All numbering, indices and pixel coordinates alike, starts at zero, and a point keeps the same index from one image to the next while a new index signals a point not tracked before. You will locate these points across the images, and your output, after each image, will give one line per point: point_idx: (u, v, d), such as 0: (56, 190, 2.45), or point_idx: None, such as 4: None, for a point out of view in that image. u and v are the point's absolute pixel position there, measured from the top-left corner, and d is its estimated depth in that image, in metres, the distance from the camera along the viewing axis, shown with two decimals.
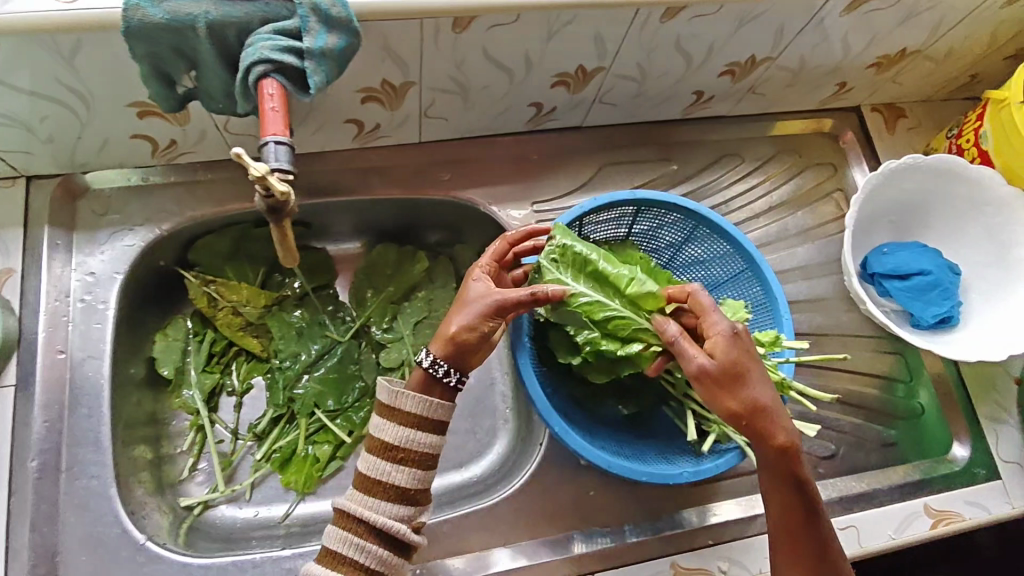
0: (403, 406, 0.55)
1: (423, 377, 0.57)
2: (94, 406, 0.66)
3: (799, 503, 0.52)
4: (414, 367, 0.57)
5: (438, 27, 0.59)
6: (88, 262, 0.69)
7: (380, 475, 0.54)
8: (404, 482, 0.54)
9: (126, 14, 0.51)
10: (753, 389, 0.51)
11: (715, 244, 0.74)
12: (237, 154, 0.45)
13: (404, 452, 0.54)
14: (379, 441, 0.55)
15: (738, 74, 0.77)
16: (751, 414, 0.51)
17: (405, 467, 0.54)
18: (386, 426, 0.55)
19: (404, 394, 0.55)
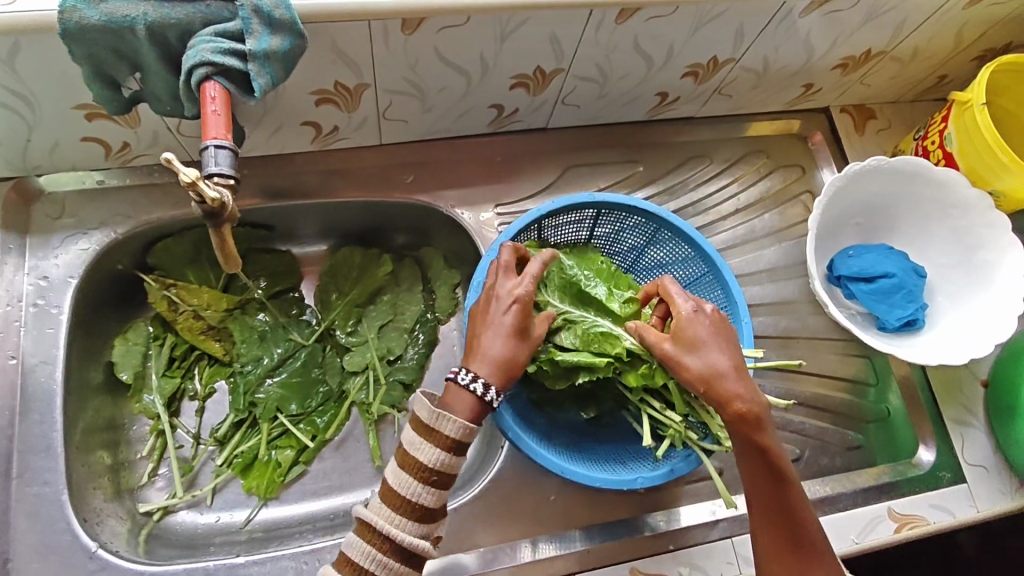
0: (443, 428, 0.51)
1: (473, 404, 0.53)
2: (47, 412, 0.64)
3: (765, 469, 0.52)
4: (463, 392, 0.53)
5: (386, 28, 0.58)
6: (42, 265, 0.68)
7: (406, 492, 0.51)
8: (429, 503, 0.51)
9: (63, 16, 0.50)
10: (714, 358, 0.53)
11: (677, 247, 0.73)
12: (167, 159, 0.44)
13: (438, 475, 0.51)
14: (413, 459, 0.51)
15: (701, 76, 0.77)
16: (709, 381, 0.53)
17: (434, 489, 0.51)
18: (422, 445, 0.51)
19: (447, 415, 0.51)
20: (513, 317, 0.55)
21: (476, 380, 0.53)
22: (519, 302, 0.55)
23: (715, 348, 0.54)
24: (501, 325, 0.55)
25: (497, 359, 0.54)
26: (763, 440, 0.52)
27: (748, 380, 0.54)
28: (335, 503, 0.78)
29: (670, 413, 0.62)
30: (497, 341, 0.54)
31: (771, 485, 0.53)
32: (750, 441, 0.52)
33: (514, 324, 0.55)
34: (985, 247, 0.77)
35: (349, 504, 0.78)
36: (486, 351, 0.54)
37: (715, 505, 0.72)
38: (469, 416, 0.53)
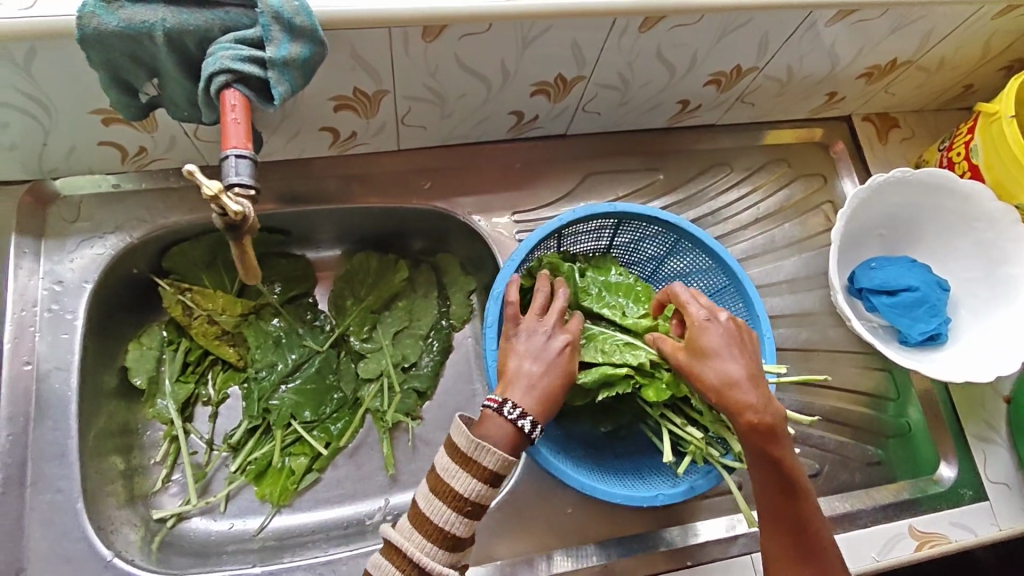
0: (480, 458, 0.49)
1: (513, 435, 0.51)
2: (61, 419, 0.63)
3: (779, 481, 0.51)
4: (504, 422, 0.51)
5: (407, 36, 0.57)
6: (57, 270, 0.67)
7: (438, 518, 0.49)
8: (460, 533, 0.49)
9: (80, 22, 0.49)
10: (727, 366, 0.52)
11: (698, 257, 0.72)
12: (190, 171, 0.44)
13: (472, 505, 0.49)
14: (448, 487, 0.49)
15: (724, 84, 0.76)
16: (724, 389, 0.51)
17: (467, 519, 0.49)
18: (458, 474, 0.49)
19: (486, 445, 0.49)
20: (564, 361, 0.56)
21: (524, 416, 0.51)
22: (570, 345, 0.57)
23: (731, 356, 0.52)
24: (554, 367, 0.55)
25: (545, 400, 0.53)
26: (781, 448, 0.51)
27: (765, 389, 0.52)
28: (346, 512, 0.77)
29: (690, 430, 0.61)
30: (549, 382, 0.54)
31: (786, 497, 0.51)
32: (765, 452, 0.50)
33: (566, 366, 0.55)
34: (1010, 261, 0.76)
35: (362, 513, 0.78)
36: (538, 390, 0.53)
37: (733, 521, 0.71)
38: (508, 447, 0.51)
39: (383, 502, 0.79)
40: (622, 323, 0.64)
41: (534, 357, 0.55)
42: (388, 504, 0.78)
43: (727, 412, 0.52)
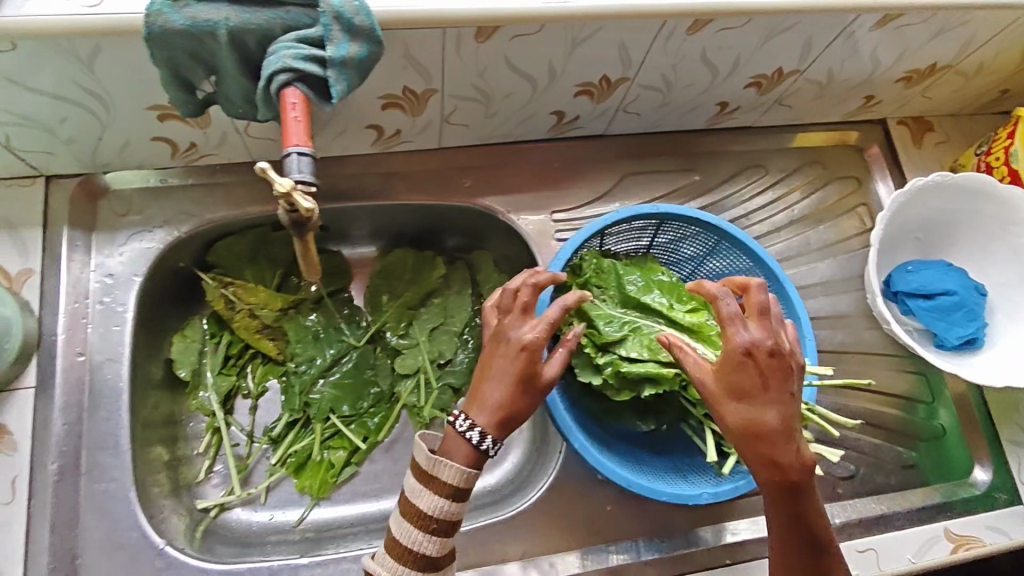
0: (440, 475, 0.51)
1: (472, 452, 0.52)
2: (114, 409, 0.64)
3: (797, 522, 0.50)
4: (460, 439, 0.52)
5: (460, 36, 0.58)
6: (107, 263, 0.69)
7: (409, 542, 0.51)
8: (431, 552, 0.51)
9: (148, 19, 0.50)
10: (762, 413, 0.48)
11: (737, 258, 0.72)
12: (263, 169, 0.45)
13: (437, 522, 0.51)
14: (413, 508, 0.51)
15: (765, 86, 0.76)
16: (755, 436, 0.48)
17: (434, 538, 0.51)
18: (423, 493, 0.51)
19: (444, 461, 0.51)
20: (527, 373, 0.53)
21: (473, 429, 0.52)
22: (528, 349, 0.53)
23: (765, 402, 0.48)
24: (513, 383, 0.52)
25: (504, 415, 0.52)
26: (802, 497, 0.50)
27: (797, 437, 0.49)
28: (381, 507, 0.79)
29: None
30: (507, 398, 0.52)
31: (805, 546, 0.51)
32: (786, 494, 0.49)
33: (517, 373, 0.52)
34: None
35: None
36: (494, 407, 0.52)
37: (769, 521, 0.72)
38: (469, 462, 0.52)
39: None
40: (668, 317, 0.65)
41: (494, 372, 0.53)
42: None
43: (753, 453, 0.49)
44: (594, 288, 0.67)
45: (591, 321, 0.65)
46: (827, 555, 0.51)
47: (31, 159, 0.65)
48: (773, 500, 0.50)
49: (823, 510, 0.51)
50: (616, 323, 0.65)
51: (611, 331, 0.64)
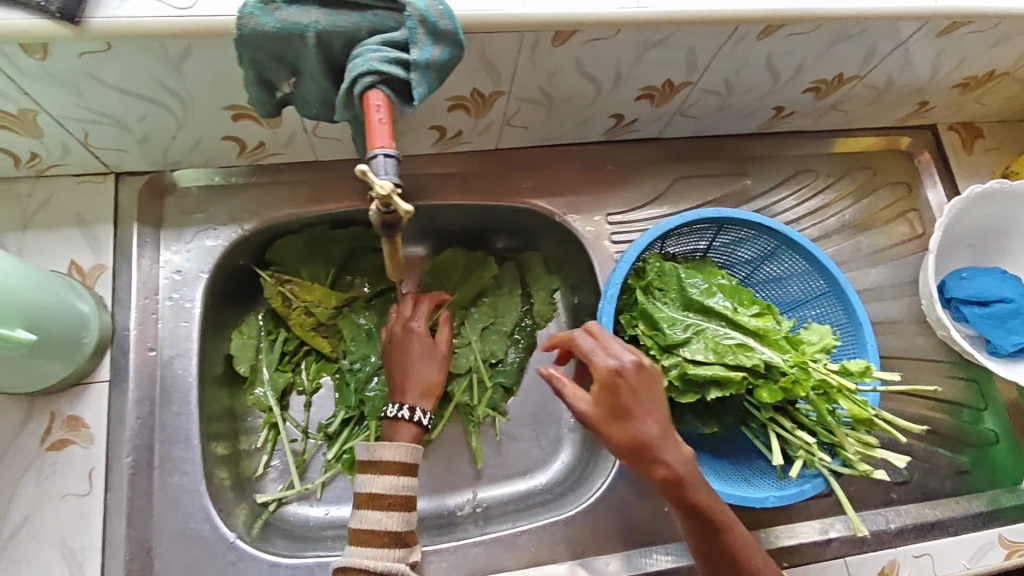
0: (382, 457, 0.65)
1: (414, 430, 0.70)
2: (184, 404, 0.66)
3: (702, 525, 0.57)
4: (392, 422, 0.70)
5: (537, 40, 0.58)
6: (175, 259, 0.70)
7: (373, 525, 0.62)
8: (396, 526, 0.63)
9: (240, 22, 0.51)
10: (640, 425, 0.55)
11: (796, 262, 0.73)
12: (363, 172, 0.45)
13: (391, 497, 0.64)
14: (366, 495, 0.64)
15: (824, 91, 0.76)
16: (640, 449, 0.55)
17: (393, 512, 0.63)
18: (373, 479, 0.64)
19: (382, 446, 0.66)
20: (440, 359, 0.75)
21: (401, 408, 0.70)
22: (405, 334, 0.75)
23: (636, 417, 0.55)
24: (435, 368, 0.74)
25: (432, 392, 0.73)
26: (699, 503, 0.56)
27: (672, 438, 0.56)
28: (434, 504, 0.80)
29: (801, 433, 0.62)
30: (430, 380, 0.73)
31: (716, 546, 0.57)
32: (680, 498, 0.56)
33: (409, 352, 0.74)
34: None
35: (452, 504, 0.80)
36: (424, 389, 0.73)
37: (825, 525, 0.72)
38: (412, 439, 0.70)
39: (471, 494, 0.81)
40: (734, 320, 0.64)
41: (413, 364, 0.73)
42: (476, 497, 0.81)
43: (642, 465, 0.56)
44: (656, 291, 0.68)
45: (656, 323, 0.65)
46: (737, 545, 0.57)
47: (104, 157, 0.66)
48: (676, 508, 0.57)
49: (721, 506, 0.57)
50: (679, 325, 0.65)
51: (675, 333, 0.64)
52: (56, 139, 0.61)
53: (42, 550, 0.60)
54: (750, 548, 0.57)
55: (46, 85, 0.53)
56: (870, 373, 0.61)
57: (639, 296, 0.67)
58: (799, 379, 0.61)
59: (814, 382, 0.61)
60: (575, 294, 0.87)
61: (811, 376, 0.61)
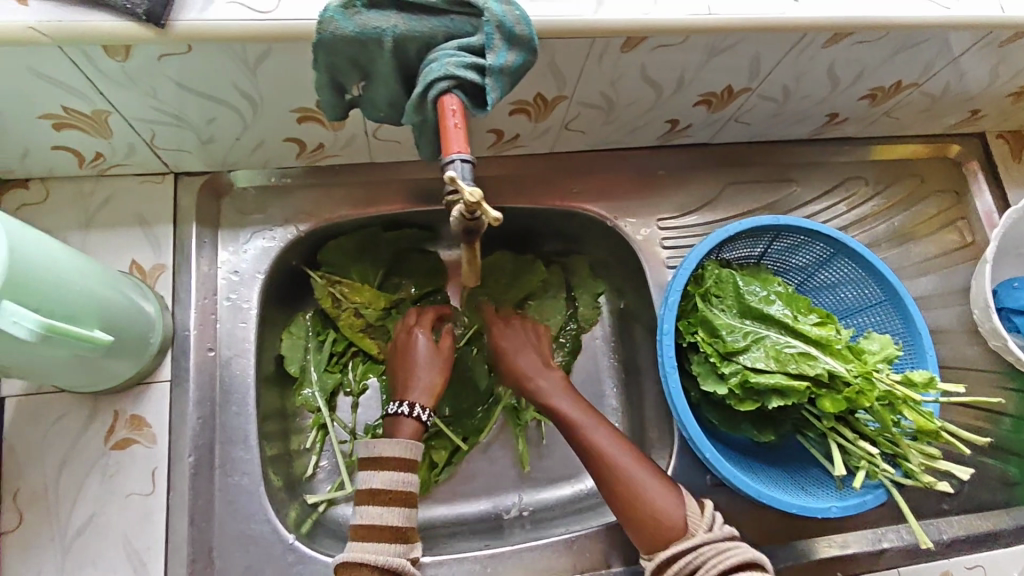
0: (382, 453, 0.62)
1: (414, 426, 0.66)
2: (243, 405, 0.67)
3: (587, 451, 0.66)
4: (393, 419, 0.66)
5: (607, 46, 0.58)
6: (232, 259, 0.70)
7: (374, 519, 0.59)
8: (396, 521, 0.59)
9: (320, 26, 0.51)
10: (512, 353, 0.75)
11: (852, 269, 0.72)
12: (453, 179, 0.45)
13: (392, 493, 0.60)
14: (366, 491, 0.61)
15: (880, 98, 0.75)
16: (513, 370, 0.74)
17: (394, 506, 0.60)
18: (373, 475, 0.61)
19: (383, 441, 0.63)
20: (443, 359, 0.72)
21: (400, 403, 0.67)
22: (406, 338, 0.73)
23: (511, 353, 0.75)
24: (438, 366, 0.71)
25: (434, 391, 0.69)
26: (574, 423, 0.67)
27: (546, 368, 0.74)
28: (481, 507, 0.80)
29: (863, 444, 0.63)
30: (433, 379, 0.70)
31: (599, 468, 0.65)
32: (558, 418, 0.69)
33: (408, 352, 0.71)
34: None
35: (499, 507, 0.80)
36: (424, 387, 0.69)
37: (877, 534, 0.72)
38: (413, 436, 0.65)
39: (517, 498, 0.81)
40: (794, 329, 0.64)
41: (414, 365, 0.70)
42: (523, 500, 0.81)
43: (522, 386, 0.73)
44: (713, 298, 0.67)
45: (715, 331, 0.65)
46: (621, 465, 0.64)
47: (167, 157, 0.66)
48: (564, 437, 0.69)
49: (601, 432, 0.67)
50: (738, 333, 0.65)
51: (734, 340, 0.64)
52: (123, 139, 0.62)
53: (107, 548, 0.60)
54: (634, 468, 0.64)
55: (122, 86, 0.54)
56: (934, 385, 0.61)
57: (699, 304, 0.67)
58: (864, 390, 0.61)
59: (879, 394, 0.61)
60: (621, 299, 0.87)
61: (876, 387, 0.61)
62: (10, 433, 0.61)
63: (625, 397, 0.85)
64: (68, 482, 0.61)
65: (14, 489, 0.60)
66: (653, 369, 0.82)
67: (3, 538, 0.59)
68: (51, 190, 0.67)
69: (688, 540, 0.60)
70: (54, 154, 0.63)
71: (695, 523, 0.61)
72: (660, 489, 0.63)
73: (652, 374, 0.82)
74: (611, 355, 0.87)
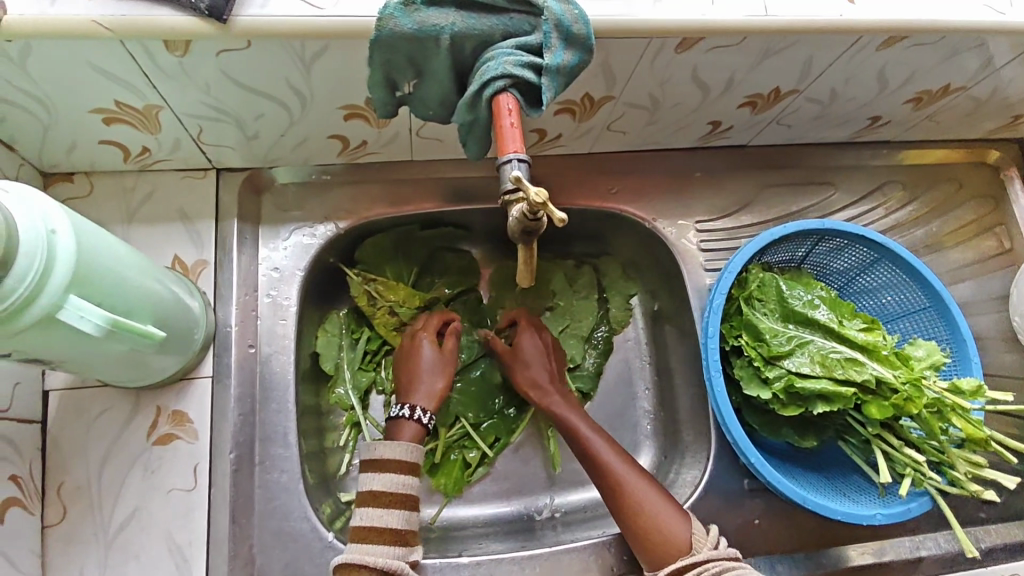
0: (382, 455, 0.61)
1: (416, 430, 0.66)
2: (283, 401, 0.67)
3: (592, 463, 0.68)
4: (398, 422, 0.66)
5: (662, 46, 0.58)
6: (273, 256, 0.70)
7: (373, 521, 0.58)
8: (396, 524, 0.59)
9: (380, 23, 0.51)
10: (526, 364, 0.76)
11: (895, 274, 0.72)
12: (518, 179, 0.46)
13: (390, 495, 0.59)
14: (367, 493, 0.60)
15: (925, 101, 0.75)
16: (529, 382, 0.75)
17: (394, 509, 0.59)
18: (374, 477, 0.60)
19: (384, 443, 0.62)
20: (447, 363, 0.71)
21: (404, 407, 0.67)
22: (412, 343, 0.72)
23: (522, 365, 0.76)
24: (442, 371, 0.71)
25: (437, 395, 0.69)
26: (587, 443, 0.69)
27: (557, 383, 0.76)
28: (513, 507, 0.79)
29: (908, 451, 0.62)
30: (438, 384, 0.70)
31: (605, 481, 0.66)
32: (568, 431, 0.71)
33: (412, 357, 0.71)
34: None
35: (531, 509, 0.79)
36: (428, 391, 0.69)
37: (917, 543, 0.71)
38: (414, 439, 0.66)
39: (549, 499, 0.80)
40: (840, 334, 0.64)
41: (418, 369, 0.70)
42: (554, 503, 0.80)
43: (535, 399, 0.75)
44: (756, 301, 0.67)
45: (759, 334, 0.65)
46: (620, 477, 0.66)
47: (211, 153, 0.66)
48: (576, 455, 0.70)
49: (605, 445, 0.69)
50: (782, 337, 0.64)
51: (780, 344, 0.64)
52: (172, 135, 0.62)
53: (148, 544, 0.60)
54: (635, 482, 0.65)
55: (177, 81, 0.54)
56: (982, 393, 0.61)
57: (743, 308, 0.67)
58: (912, 397, 0.60)
59: (926, 401, 0.60)
60: (655, 301, 0.86)
61: (924, 395, 0.60)
62: (54, 426, 0.61)
63: (657, 399, 0.84)
64: (110, 477, 0.61)
65: (58, 482, 0.60)
66: (685, 372, 0.80)
67: (46, 532, 0.59)
68: (94, 184, 0.68)
69: (693, 558, 0.60)
70: (101, 148, 0.63)
71: (699, 542, 0.61)
72: (660, 506, 0.64)
73: (685, 377, 0.80)
74: (643, 358, 0.86)
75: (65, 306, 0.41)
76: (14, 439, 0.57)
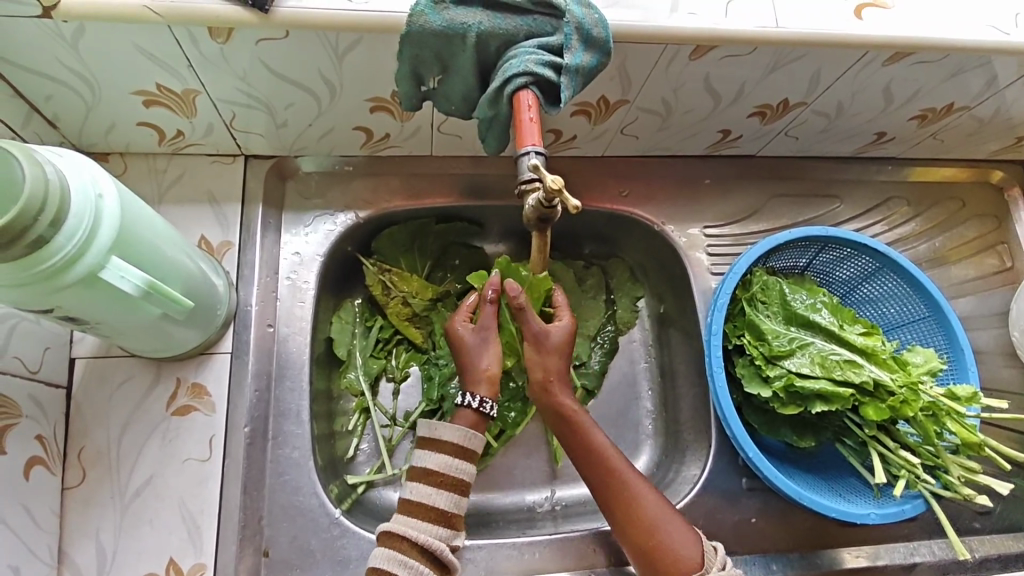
0: (442, 436, 0.60)
1: (473, 417, 0.62)
2: (297, 380, 0.69)
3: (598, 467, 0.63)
4: (461, 410, 0.63)
5: (676, 53, 0.61)
6: (295, 241, 0.73)
7: (423, 498, 0.58)
8: (444, 505, 0.58)
9: (411, 19, 0.53)
10: (550, 364, 0.65)
11: (897, 284, 0.74)
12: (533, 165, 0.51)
13: (444, 476, 0.59)
14: (421, 469, 0.60)
15: (929, 119, 0.77)
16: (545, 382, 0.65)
17: (444, 490, 0.59)
18: (429, 455, 0.60)
19: (445, 425, 0.61)
20: (494, 338, 0.65)
21: (473, 396, 0.63)
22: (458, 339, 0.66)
23: (546, 352, 0.65)
24: (490, 347, 0.65)
25: (495, 376, 0.64)
26: (601, 450, 0.64)
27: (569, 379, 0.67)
28: (516, 500, 0.80)
29: (904, 453, 0.65)
30: (489, 364, 0.64)
31: (611, 488, 0.62)
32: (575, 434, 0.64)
33: (462, 344, 0.66)
34: None
35: (533, 501, 0.81)
36: (484, 376, 0.64)
37: (910, 547, 0.72)
38: (472, 426, 0.62)
39: (549, 492, 0.82)
40: (840, 338, 0.66)
41: (461, 359, 0.65)
42: (554, 496, 0.81)
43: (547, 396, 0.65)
44: (759, 303, 0.69)
45: (761, 334, 0.67)
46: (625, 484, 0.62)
47: (240, 139, 0.70)
48: (580, 463, 0.64)
49: (610, 451, 0.64)
50: (783, 338, 0.66)
51: (781, 345, 0.65)
52: (206, 119, 0.65)
53: (162, 509, 0.62)
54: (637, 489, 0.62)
55: (215, 68, 0.58)
56: (976, 399, 0.63)
57: (746, 309, 0.69)
58: (907, 400, 0.63)
59: (922, 404, 0.62)
60: (661, 304, 0.87)
61: (919, 398, 0.63)
62: (79, 392, 0.64)
63: (661, 399, 0.85)
64: (129, 443, 0.63)
65: (79, 447, 0.63)
66: (688, 374, 0.81)
67: (65, 493, 0.61)
68: (129, 164, 0.71)
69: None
70: (137, 130, 0.66)
71: (710, 559, 0.59)
72: (660, 514, 0.61)
73: (688, 378, 0.81)
74: (648, 358, 0.87)
75: (110, 265, 0.45)
76: (42, 400, 0.60)
